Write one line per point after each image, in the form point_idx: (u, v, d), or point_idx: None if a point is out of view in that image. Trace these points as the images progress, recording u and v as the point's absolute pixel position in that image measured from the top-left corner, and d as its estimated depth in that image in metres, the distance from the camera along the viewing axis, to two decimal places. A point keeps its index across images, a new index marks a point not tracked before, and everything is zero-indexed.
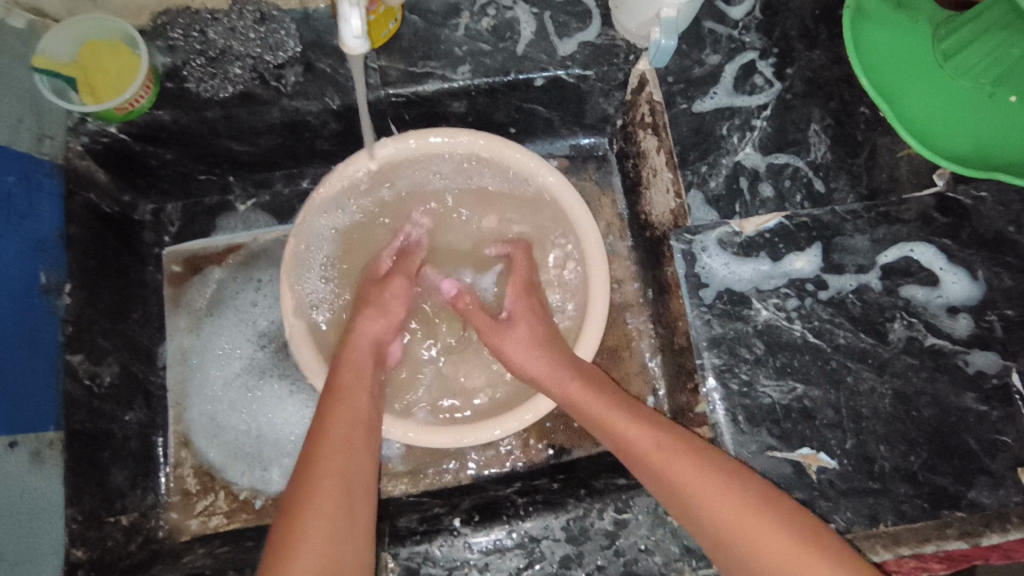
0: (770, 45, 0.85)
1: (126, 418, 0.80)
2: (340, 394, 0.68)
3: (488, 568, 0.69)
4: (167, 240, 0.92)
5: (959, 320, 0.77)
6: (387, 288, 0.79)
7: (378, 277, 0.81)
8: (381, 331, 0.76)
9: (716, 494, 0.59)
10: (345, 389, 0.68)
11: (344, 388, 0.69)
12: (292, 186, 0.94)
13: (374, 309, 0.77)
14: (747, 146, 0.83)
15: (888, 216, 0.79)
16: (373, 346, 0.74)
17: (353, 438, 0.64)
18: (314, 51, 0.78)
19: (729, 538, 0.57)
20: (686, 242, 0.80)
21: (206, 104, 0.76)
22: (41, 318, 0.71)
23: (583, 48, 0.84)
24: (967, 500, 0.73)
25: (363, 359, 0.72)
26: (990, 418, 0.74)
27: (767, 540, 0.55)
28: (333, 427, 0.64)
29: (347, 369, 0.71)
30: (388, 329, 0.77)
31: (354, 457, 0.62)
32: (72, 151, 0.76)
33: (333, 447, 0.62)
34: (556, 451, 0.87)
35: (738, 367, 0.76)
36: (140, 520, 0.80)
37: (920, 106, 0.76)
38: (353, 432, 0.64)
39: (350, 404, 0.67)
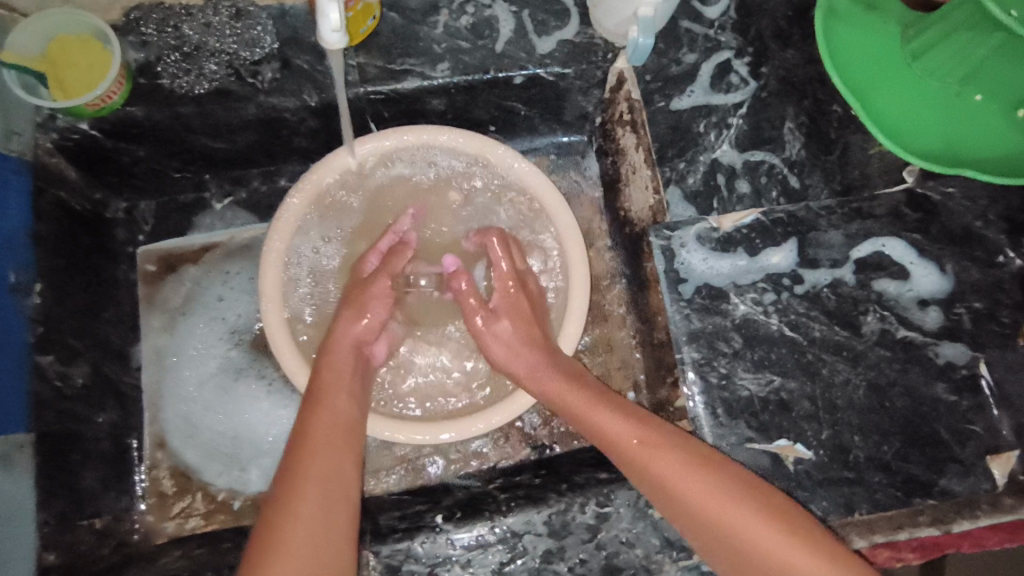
0: (745, 44, 0.87)
1: (98, 419, 0.78)
2: (320, 397, 0.68)
3: (470, 564, 0.69)
4: (141, 239, 0.90)
5: (929, 313, 0.79)
6: (368, 289, 0.78)
7: (362, 279, 0.80)
8: (363, 332, 0.75)
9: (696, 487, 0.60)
10: (325, 393, 0.68)
11: (325, 391, 0.69)
12: (270, 183, 0.93)
13: (355, 307, 0.76)
14: (723, 143, 0.84)
15: (860, 212, 0.81)
16: (353, 348, 0.74)
17: (334, 440, 0.64)
18: (290, 48, 0.77)
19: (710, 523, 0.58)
20: (665, 238, 0.80)
21: (178, 100, 0.75)
22: (9, 318, 0.69)
23: (562, 46, 0.84)
24: (938, 488, 0.74)
25: (343, 358, 0.73)
26: (960, 408, 0.76)
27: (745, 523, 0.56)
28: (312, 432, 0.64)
29: (328, 372, 0.71)
30: (369, 327, 0.76)
31: (336, 458, 0.62)
32: (41, 147, 0.74)
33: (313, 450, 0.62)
34: (538, 447, 0.87)
35: (716, 361, 0.77)
36: (114, 523, 0.78)
37: (890, 105, 0.78)
38: (333, 434, 0.65)
39: (331, 405, 0.67)
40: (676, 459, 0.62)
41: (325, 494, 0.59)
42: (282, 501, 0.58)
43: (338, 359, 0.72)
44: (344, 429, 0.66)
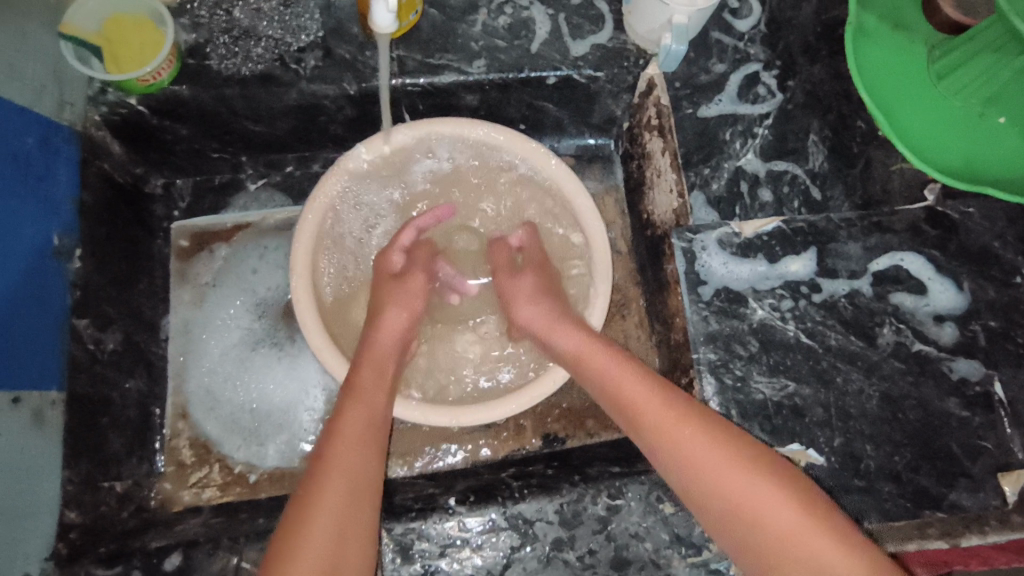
0: (773, 58, 0.89)
1: (126, 385, 0.80)
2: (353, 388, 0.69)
3: (482, 547, 0.71)
4: (177, 215, 0.93)
5: (945, 328, 0.80)
6: (403, 291, 0.80)
7: (392, 273, 0.82)
8: (404, 324, 0.78)
9: (733, 482, 0.60)
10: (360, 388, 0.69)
11: (358, 387, 0.70)
12: (304, 168, 0.95)
13: (390, 304, 0.78)
14: (748, 151, 0.87)
15: (880, 226, 0.82)
16: (396, 343, 0.76)
17: (364, 442, 0.65)
18: (333, 38, 0.80)
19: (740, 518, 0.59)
20: (687, 240, 0.82)
21: (225, 81, 0.77)
22: (51, 280, 0.72)
23: (595, 50, 0.87)
24: (947, 501, 0.75)
25: (377, 359, 0.73)
26: (972, 424, 0.77)
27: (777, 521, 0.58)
28: (345, 427, 0.65)
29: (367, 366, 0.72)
30: (409, 321, 0.79)
31: (363, 461, 0.63)
32: (91, 120, 0.77)
33: (343, 447, 0.63)
34: (550, 440, 0.89)
35: (732, 363, 0.78)
36: (134, 489, 0.80)
37: (914, 119, 0.79)
38: (362, 434, 0.65)
39: (364, 401, 0.68)
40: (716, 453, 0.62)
41: (350, 492, 0.60)
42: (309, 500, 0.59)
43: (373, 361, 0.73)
44: (375, 425, 0.67)
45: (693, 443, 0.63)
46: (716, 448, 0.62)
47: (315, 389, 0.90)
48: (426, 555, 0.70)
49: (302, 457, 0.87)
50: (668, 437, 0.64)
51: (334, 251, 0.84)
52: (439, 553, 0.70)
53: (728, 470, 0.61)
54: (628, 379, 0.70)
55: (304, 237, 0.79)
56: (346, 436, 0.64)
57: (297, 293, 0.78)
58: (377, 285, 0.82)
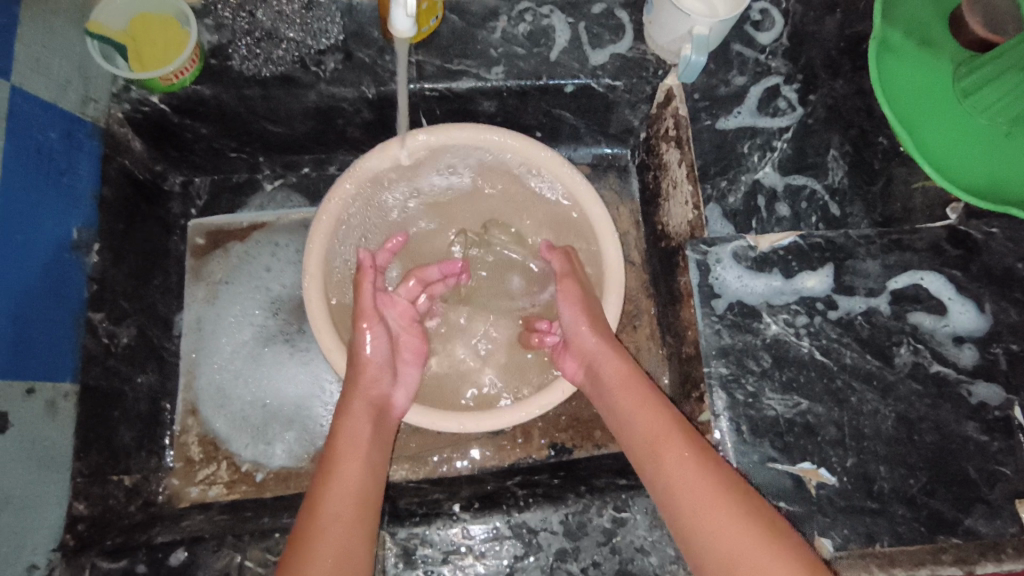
0: (795, 71, 0.88)
1: (138, 380, 0.81)
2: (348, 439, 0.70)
3: (485, 554, 0.70)
4: (194, 213, 0.94)
5: (964, 350, 0.78)
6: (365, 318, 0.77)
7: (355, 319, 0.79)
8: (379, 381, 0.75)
9: (752, 550, 0.57)
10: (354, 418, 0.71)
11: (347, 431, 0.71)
12: (320, 170, 0.96)
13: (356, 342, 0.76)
14: (766, 165, 0.86)
15: (900, 243, 0.80)
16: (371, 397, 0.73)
17: (365, 505, 0.64)
18: (353, 42, 0.80)
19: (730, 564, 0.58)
20: (701, 252, 0.82)
21: (246, 82, 0.78)
22: (70, 273, 0.73)
23: (614, 59, 0.86)
24: (963, 527, 0.73)
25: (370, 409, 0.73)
26: (990, 449, 0.75)
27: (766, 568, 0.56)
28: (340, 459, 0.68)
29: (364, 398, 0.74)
30: (377, 371, 0.75)
31: (356, 520, 0.63)
32: (114, 117, 0.78)
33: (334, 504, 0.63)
34: (558, 450, 0.88)
35: (744, 379, 0.77)
36: (142, 482, 0.80)
37: (939, 137, 0.78)
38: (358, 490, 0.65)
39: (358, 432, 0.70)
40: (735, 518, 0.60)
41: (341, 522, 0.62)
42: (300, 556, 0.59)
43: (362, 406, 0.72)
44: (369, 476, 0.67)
45: (711, 502, 0.61)
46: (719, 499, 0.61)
47: (324, 389, 0.90)
48: (429, 561, 0.70)
49: (309, 456, 0.87)
50: (687, 496, 0.63)
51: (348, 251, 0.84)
52: (442, 560, 0.70)
53: (746, 535, 0.59)
54: (654, 425, 0.69)
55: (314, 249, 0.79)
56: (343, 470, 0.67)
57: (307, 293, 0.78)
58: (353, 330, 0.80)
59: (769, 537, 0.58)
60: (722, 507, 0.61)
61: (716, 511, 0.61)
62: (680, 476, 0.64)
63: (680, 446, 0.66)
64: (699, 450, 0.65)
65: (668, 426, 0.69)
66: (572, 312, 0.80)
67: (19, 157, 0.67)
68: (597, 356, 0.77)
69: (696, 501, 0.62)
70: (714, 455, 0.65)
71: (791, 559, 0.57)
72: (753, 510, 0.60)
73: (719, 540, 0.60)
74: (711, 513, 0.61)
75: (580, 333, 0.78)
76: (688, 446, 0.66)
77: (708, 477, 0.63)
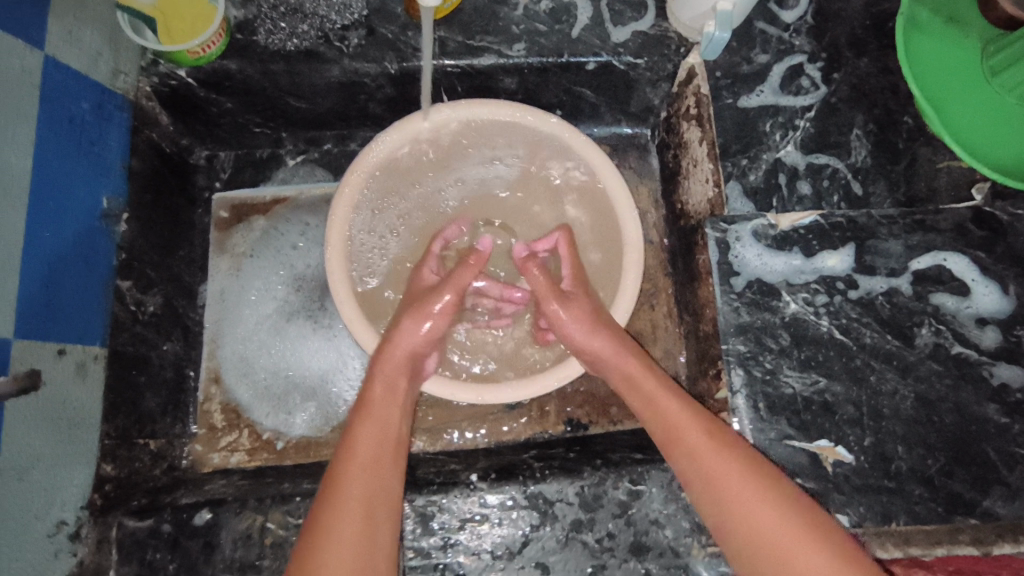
0: (819, 49, 0.86)
1: (163, 347, 0.83)
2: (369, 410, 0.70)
3: (501, 522, 0.71)
4: (218, 186, 0.96)
5: (987, 332, 0.77)
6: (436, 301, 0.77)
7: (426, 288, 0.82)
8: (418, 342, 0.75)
9: (769, 531, 0.59)
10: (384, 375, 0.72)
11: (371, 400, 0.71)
12: (342, 146, 0.97)
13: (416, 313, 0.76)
14: (788, 144, 0.84)
15: (923, 224, 0.80)
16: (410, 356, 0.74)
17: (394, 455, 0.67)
18: (377, 18, 0.81)
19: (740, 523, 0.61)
20: (721, 230, 0.81)
21: (271, 56, 0.79)
22: (99, 241, 0.74)
23: (636, 37, 0.86)
24: (982, 508, 0.73)
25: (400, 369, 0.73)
26: (1011, 431, 0.75)
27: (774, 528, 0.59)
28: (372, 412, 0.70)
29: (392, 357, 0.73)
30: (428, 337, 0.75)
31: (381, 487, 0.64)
32: (142, 90, 0.80)
33: (358, 472, 0.64)
34: (574, 425, 0.89)
35: (762, 356, 0.77)
36: (167, 447, 0.82)
37: (966, 116, 0.77)
38: (383, 459, 0.66)
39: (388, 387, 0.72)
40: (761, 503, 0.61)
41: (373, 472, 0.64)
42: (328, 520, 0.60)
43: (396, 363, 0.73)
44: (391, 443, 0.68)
45: (732, 486, 0.62)
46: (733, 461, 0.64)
47: (345, 362, 0.91)
48: (446, 528, 0.71)
49: (330, 426, 0.89)
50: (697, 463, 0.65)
51: (369, 225, 0.85)
52: (458, 528, 0.71)
53: (770, 519, 0.60)
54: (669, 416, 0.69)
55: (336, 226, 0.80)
56: (376, 423, 0.69)
57: (332, 278, 0.79)
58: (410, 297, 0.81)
59: (785, 520, 0.60)
60: (746, 493, 0.62)
61: (735, 496, 0.62)
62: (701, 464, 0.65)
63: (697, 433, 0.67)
64: (719, 437, 0.66)
65: (683, 415, 0.69)
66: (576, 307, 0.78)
67: (52, 126, 0.68)
68: (602, 355, 0.76)
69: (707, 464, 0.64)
70: (734, 441, 0.66)
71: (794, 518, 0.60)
72: (775, 494, 0.62)
73: (744, 525, 0.61)
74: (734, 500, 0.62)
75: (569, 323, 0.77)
76: (708, 434, 0.66)
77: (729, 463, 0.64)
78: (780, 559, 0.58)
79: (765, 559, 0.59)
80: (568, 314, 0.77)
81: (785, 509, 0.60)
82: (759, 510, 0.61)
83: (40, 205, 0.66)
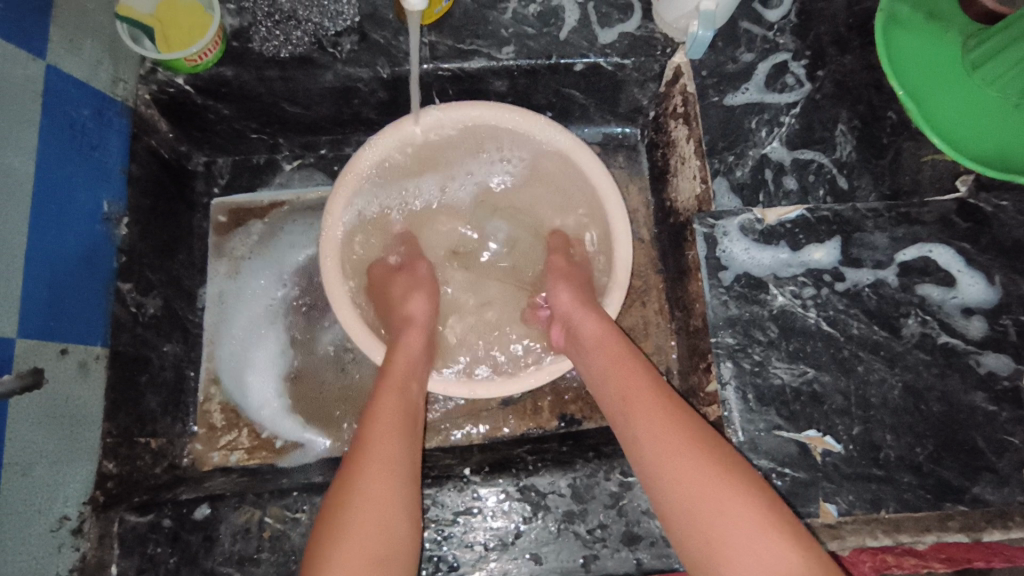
0: (803, 47, 0.88)
1: (163, 349, 0.85)
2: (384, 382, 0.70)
3: (495, 515, 0.72)
4: (217, 192, 0.98)
5: (973, 321, 0.78)
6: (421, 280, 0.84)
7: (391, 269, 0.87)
8: (427, 315, 0.80)
9: (722, 509, 0.57)
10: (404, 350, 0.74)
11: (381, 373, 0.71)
12: (337, 150, 0.99)
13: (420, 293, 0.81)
14: (774, 140, 0.85)
15: (908, 216, 0.81)
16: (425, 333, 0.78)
17: (407, 421, 0.67)
18: (369, 23, 0.83)
19: (694, 498, 0.59)
20: (709, 226, 0.82)
21: (266, 63, 0.82)
22: (101, 243, 0.76)
23: (622, 38, 0.88)
24: (970, 495, 0.74)
25: (411, 344, 0.75)
26: (999, 419, 0.75)
27: (729, 509, 0.57)
28: (391, 377, 0.70)
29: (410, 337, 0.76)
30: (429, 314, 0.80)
31: (398, 449, 0.64)
32: (141, 97, 0.82)
33: (379, 433, 0.64)
34: (567, 421, 0.90)
35: (751, 348, 0.78)
36: (167, 446, 0.84)
37: (947, 109, 0.79)
38: (395, 424, 0.66)
39: (409, 360, 0.73)
40: (706, 463, 0.60)
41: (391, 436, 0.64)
42: (349, 474, 0.61)
43: (414, 342, 0.76)
44: (408, 417, 0.68)
45: (687, 463, 0.61)
46: (691, 434, 0.63)
47: (342, 360, 0.93)
48: (440, 521, 0.72)
49: (327, 423, 0.91)
50: (655, 433, 0.64)
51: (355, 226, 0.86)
52: (452, 520, 0.72)
53: (717, 482, 0.59)
54: (630, 381, 0.69)
55: (331, 234, 0.81)
56: (396, 389, 0.69)
57: (327, 278, 0.81)
58: (377, 281, 0.86)
59: (741, 498, 0.57)
60: (692, 457, 0.61)
61: (689, 473, 0.60)
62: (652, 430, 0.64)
63: (654, 401, 0.66)
64: (675, 404, 0.66)
65: (649, 383, 0.68)
66: (558, 285, 0.83)
67: (54, 132, 0.70)
68: (572, 314, 0.79)
69: (662, 434, 0.63)
70: (689, 412, 0.66)
71: (748, 500, 0.57)
72: (729, 471, 0.59)
73: (699, 501, 0.58)
74: (680, 457, 0.61)
75: (560, 299, 0.81)
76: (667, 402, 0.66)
77: (682, 429, 0.63)
78: (724, 543, 0.56)
79: (705, 533, 0.57)
80: (561, 284, 0.83)
81: (739, 488, 0.58)
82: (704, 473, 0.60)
83: (41, 209, 0.68)
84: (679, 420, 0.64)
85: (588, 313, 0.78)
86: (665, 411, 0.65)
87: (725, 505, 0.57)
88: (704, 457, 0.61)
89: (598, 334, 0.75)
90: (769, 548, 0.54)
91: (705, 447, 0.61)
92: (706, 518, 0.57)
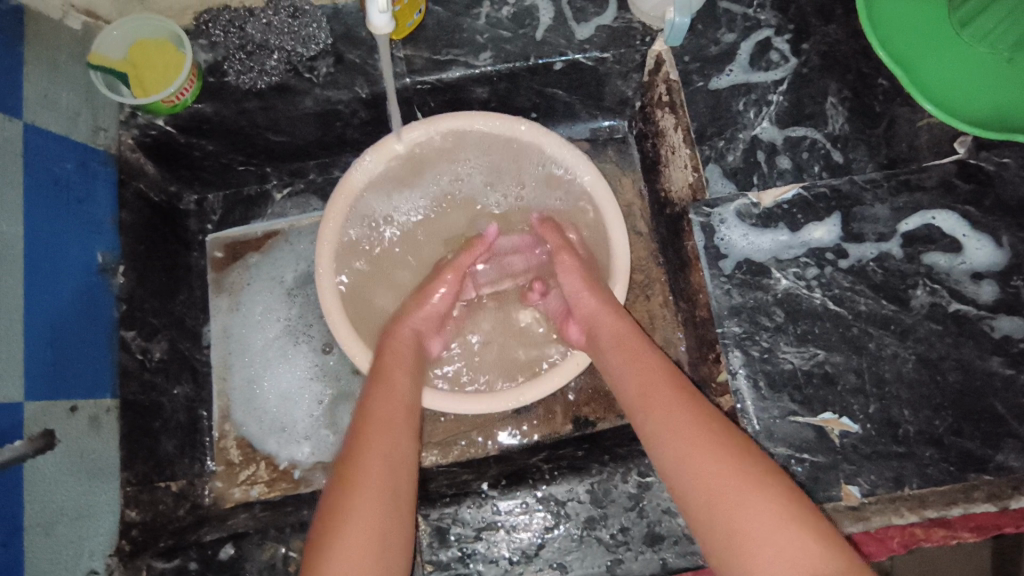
0: (785, 21, 0.85)
1: (174, 391, 0.85)
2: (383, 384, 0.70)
3: (516, 529, 0.72)
4: (210, 228, 0.98)
5: (983, 286, 0.77)
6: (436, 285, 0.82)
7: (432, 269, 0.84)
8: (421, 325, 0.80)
9: (740, 501, 0.56)
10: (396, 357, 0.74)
11: (386, 375, 0.71)
12: (326, 174, 0.99)
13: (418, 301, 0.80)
14: (763, 120, 0.83)
15: (908, 184, 0.79)
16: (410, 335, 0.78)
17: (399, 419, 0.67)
18: (343, 44, 0.82)
19: (708, 491, 0.58)
20: (704, 215, 0.81)
21: (244, 96, 0.81)
22: (99, 294, 0.77)
23: (600, 31, 0.86)
24: (995, 463, 0.73)
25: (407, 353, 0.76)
26: (1017, 383, 0.74)
27: (745, 501, 0.56)
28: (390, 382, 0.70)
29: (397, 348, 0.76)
30: (425, 317, 0.80)
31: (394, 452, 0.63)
32: (124, 143, 0.82)
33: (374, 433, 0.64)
34: (581, 423, 0.90)
35: (758, 336, 0.77)
36: (188, 487, 0.85)
37: (938, 71, 0.76)
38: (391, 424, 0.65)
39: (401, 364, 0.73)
40: (723, 454, 0.59)
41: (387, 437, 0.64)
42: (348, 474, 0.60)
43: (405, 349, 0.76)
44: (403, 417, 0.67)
45: (699, 453, 0.60)
46: (698, 422, 0.62)
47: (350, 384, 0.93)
48: (462, 539, 0.72)
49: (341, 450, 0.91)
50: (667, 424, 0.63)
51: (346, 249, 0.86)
52: (475, 537, 0.72)
53: (735, 473, 0.58)
54: (644, 375, 0.69)
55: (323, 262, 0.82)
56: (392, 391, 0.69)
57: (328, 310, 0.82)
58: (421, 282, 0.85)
59: (757, 488, 0.57)
60: (703, 449, 0.60)
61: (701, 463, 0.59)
62: (669, 419, 0.64)
63: (665, 395, 0.66)
64: (686, 395, 0.66)
65: (659, 376, 0.68)
66: (570, 280, 0.80)
67: (40, 190, 0.70)
68: (593, 321, 0.77)
69: (674, 427, 0.63)
70: (699, 398, 0.65)
71: (764, 491, 0.56)
72: (743, 460, 0.59)
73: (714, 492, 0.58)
74: (692, 447, 0.61)
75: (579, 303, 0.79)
76: (676, 395, 0.66)
77: (693, 421, 0.63)
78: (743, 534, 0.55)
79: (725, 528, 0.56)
80: (572, 285, 0.80)
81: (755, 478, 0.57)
82: (718, 466, 0.59)
83: (36, 270, 0.68)
84: (689, 411, 0.64)
85: (603, 312, 0.76)
86: (675, 403, 0.65)
87: (741, 495, 0.56)
88: (719, 447, 0.60)
89: (616, 332, 0.74)
90: (787, 542, 0.53)
91: (717, 437, 0.61)
92: (725, 514, 0.56)
